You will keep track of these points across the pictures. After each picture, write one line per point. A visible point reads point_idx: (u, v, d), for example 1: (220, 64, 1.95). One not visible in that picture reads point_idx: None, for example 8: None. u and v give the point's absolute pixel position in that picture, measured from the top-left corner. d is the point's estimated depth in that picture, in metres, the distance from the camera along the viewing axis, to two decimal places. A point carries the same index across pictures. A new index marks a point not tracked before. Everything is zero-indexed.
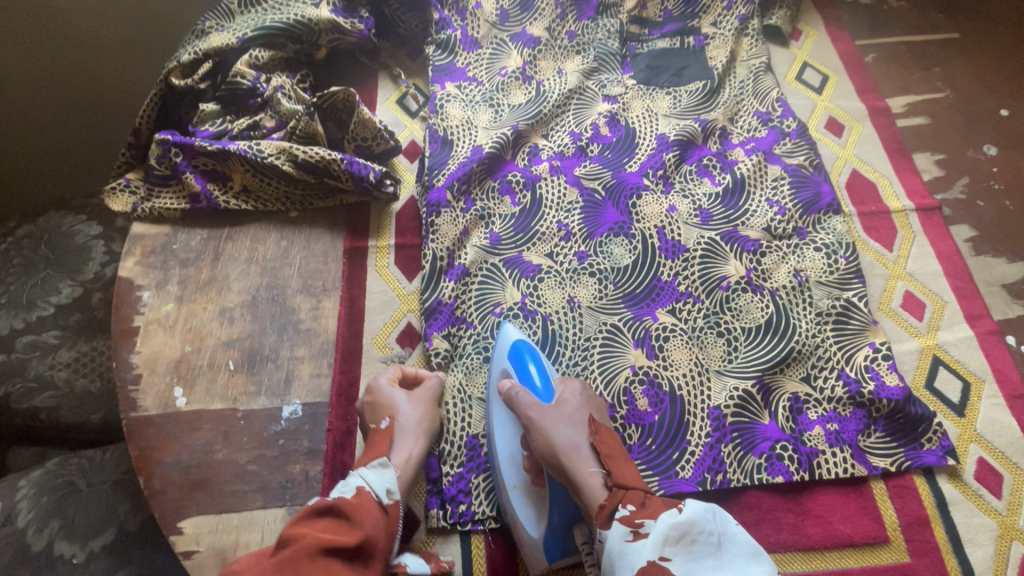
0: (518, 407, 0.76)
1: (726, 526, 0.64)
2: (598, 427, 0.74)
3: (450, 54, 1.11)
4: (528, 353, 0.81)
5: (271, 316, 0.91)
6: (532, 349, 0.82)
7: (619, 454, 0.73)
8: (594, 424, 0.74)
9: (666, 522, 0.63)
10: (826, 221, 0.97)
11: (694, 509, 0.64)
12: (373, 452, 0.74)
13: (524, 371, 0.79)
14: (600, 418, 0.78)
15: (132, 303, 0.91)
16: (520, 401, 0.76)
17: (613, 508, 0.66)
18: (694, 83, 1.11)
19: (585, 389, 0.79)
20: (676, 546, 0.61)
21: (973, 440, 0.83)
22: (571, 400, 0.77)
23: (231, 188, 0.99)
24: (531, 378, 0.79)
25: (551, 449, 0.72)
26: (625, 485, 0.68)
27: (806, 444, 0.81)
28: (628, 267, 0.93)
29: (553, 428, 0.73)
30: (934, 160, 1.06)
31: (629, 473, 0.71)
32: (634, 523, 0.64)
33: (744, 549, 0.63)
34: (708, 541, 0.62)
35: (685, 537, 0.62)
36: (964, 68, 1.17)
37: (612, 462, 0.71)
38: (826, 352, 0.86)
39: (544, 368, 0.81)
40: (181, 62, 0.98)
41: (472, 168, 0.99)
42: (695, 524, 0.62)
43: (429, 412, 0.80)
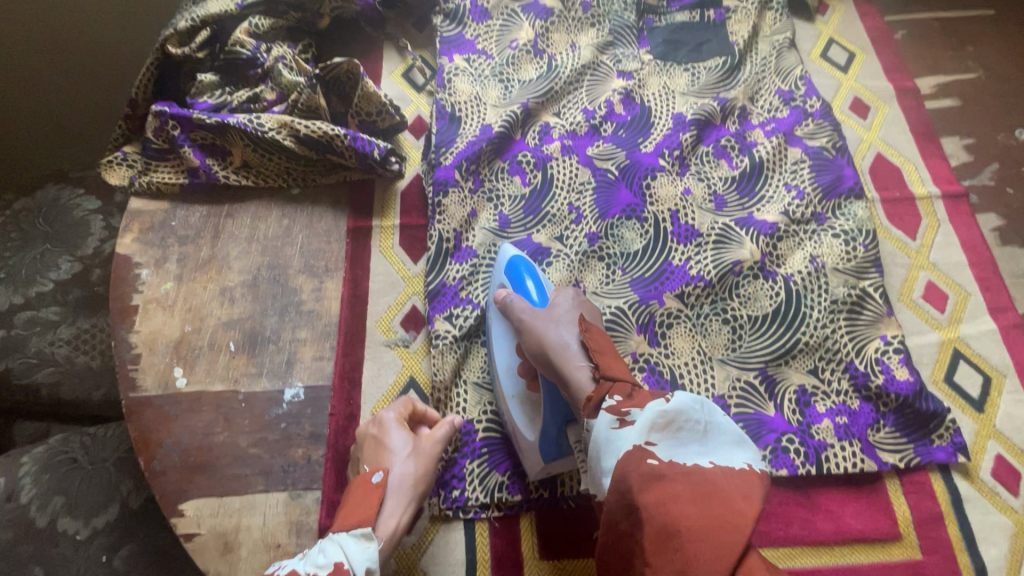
0: (513, 314, 0.76)
1: (713, 414, 0.59)
2: (588, 326, 0.72)
3: (458, 25, 1.06)
4: (525, 267, 0.81)
5: (272, 297, 0.89)
6: (529, 264, 0.82)
7: (611, 351, 0.70)
8: (585, 324, 0.72)
9: (652, 409, 0.58)
10: (847, 206, 0.93)
11: (681, 398, 0.59)
12: (356, 513, 0.66)
13: (521, 286, 0.79)
14: (593, 322, 0.76)
15: (130, 281, 0.88)
16: (513, 309, 0.76)
17: (600, 399, 0.63)
18: (713, 60, 1.06)
19: (580, 295, 0.79)
20: (661, 432, 0.56)
21: (991, 436, 0.80)
22: (563, 305, 0.76)
23: (230, 163, 0.95)
24: (527, 291, 0.79)
25: (541, 348, 0.71)
26: (614, 377, 0.65)
27: (813, 438, 0.78)
28: (638, 252, 0.91)
29: (545, 329, 0.72)
30: (963, 144, 1.02)
31: (620, 368, 0.67)
32: (620, 411, 0.60)
33: (729, 437, 0.58)
34: (694, 428, 0.57)
35: (671, 425, 0.57)
36: (999, 47, 1.11)
37: (601, 358, 0.68)
38: (836, 343, 0.83)
39: (541, 281, 0.81)
40: (177, 29, 0.94)
41: (481, 147, 0.95)
42: (682, 413, 0.57)
43: (428, 469, 0.72)
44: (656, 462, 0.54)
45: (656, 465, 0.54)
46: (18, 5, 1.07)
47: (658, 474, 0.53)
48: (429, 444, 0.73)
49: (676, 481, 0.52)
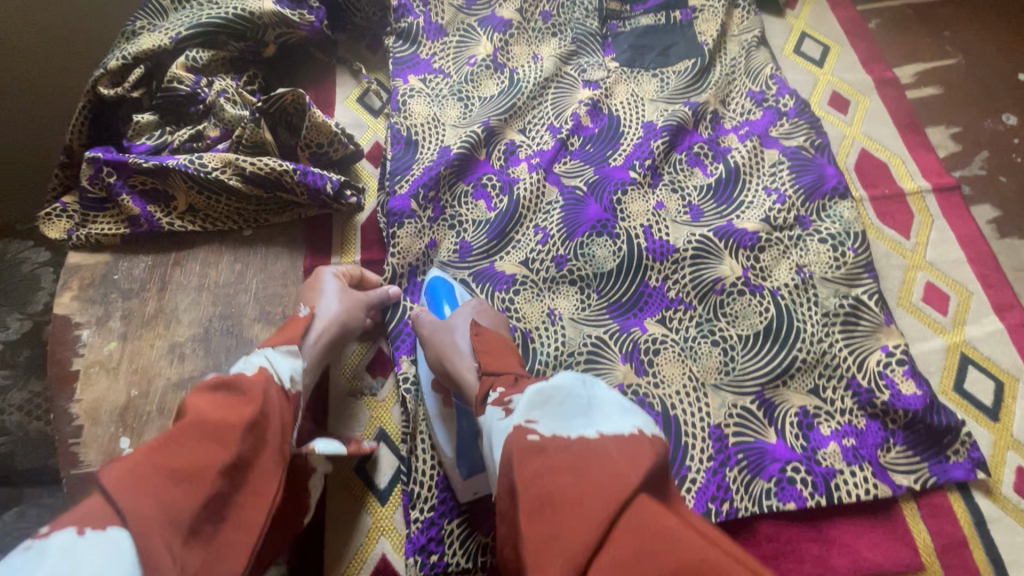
0: (419, 327, 0.74)
1: (595, 391, 0.55)
2: (480, 328, 0.68)
3: (412, 44, 1.00)
4: (443, 289, 0.81)
5: (226, 350, 0.82)
6: (448, 285, 0.81)
7: (501, 349, 0.65)
8: (478, 324, 0.69)
9: (529, 391, 0.54)
10: (831, 208, 0.87)
11: (563, 378, 0.56)
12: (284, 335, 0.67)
13: (437, 309, 0.79)
14: (496, 327, 0.72)
15: (70, 344, 0.81)
16: (419, 322, 0.74)
17: (485, 394, 0.60)
18: (682, 63, 1.01)
19: (482, 305, 0.75)
20: (539, 408, 0.52)
21: (1009, 447, 0.74)
22: (463, 312, 0.73)
23: (175, 207, 0.89)
24: (442, 313, 0.78)
25: (439, 355, 0.69)
26: (498, 369, 0.62)
27: (820, 464, 0.72)
28: (612, 272, 0.85)
29: (440, 340, 0.71)
30: (949, 134, 0.97)
31: (511, 365, 0.63)
32: (504, 401, 0.56)
33: (615, 406, 0.53)
34: (575, 402, 0.53)
35: (550, 400, 0.53)
36: (977, 30, 1.07)
37: (486, 357, 0.64)
38: (835, 358, 0.77)
39: (459, 301, 0.79)
40: (107, 68, 0.87)
41: (439, 171, 0.89)
42: (561, 389, 0.54)
43: (356, 316, 0.76)
44: (536, 437, 0.49)
45: (537, 439, 0.49)
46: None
47: (539, 448, 0.48)
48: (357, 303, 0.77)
49: (556, 453, 0.47)
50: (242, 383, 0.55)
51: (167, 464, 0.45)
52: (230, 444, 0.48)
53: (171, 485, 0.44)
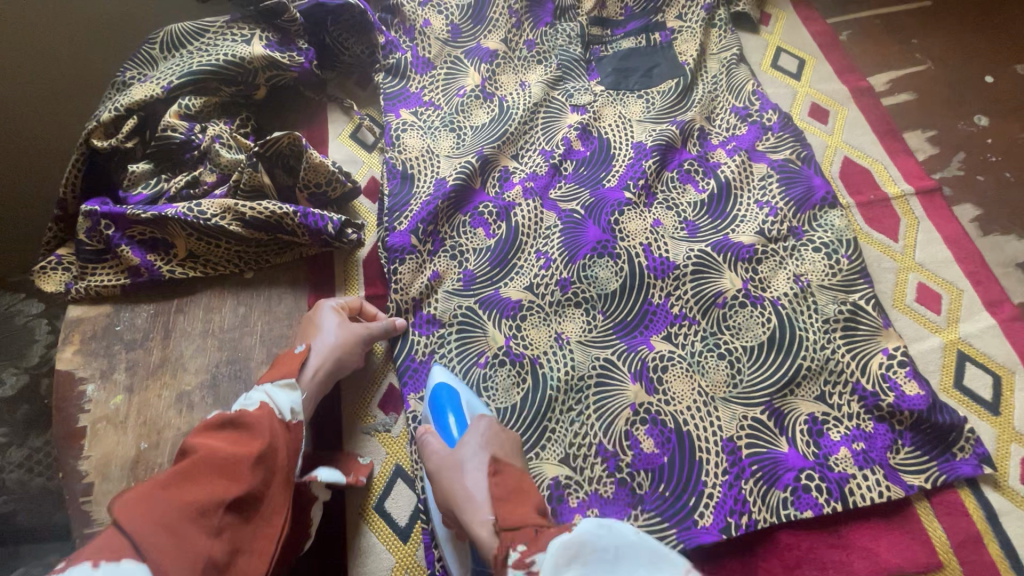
0: (425, 456, 0.69)
1: (623, 536, 0.54)
2: (500, 465, 0.64)
3: (401, 80, 1.02)
4: (446, 398, 0.75)
5: (235, 396, 0.81)
6: (452, 394, 0.75)
7: (524, 492, 0.62)
8: (490, 462, 0.65)
9: (553, 546, 0.52)
10: (822, 217, 0.90)
11: (585, 526, 0.54)
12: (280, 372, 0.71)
13: (443, 423, 0.73)
14: (511, 456, 0.67)
15: (75, 400, 0.80)
16: (426, 447, 0.69)
17: (504, 555, 0.54)
18: (665, 83, 1.04)
19: (494, 425, 0.69)
20: (566, 568, 0.50)
21: (1012, 440, 0.76)
22: (471, 440, 0.67)
23: (174, 254, 0.88)
24: (448, 429, 0.72)
25: (447, 498, 0.64)
26: (515, 524, 0.57)
27: (833, 470, 0.73)
28: (616, 293, 0.86)
29: (451, 480, 0.65)
30: (926, 138, 1.00)
31: (524, 512, 0.59)
32: (525, 563, 0.52)
33: (643, 556, 0.52)
34: (604, 556, 0.52)
35: (576, 558, 0.51)
36: (942, 37, 1.11)
37: (507, 505, 0.60)
38: (839, 364, 0.79)
39: (467, 415, 0.73)
40: (100, 121, 0.87)
41: (438, 205, 0.90)
42: (586, 544, 0.52)
43: (351, 351, 0.77)
44: None
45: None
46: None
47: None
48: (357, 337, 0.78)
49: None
50: (250, 420, 0.60)
51: (182, 497, 0.50)
52: (242, 477, 0.54)
53: (193, 520, 0.49)
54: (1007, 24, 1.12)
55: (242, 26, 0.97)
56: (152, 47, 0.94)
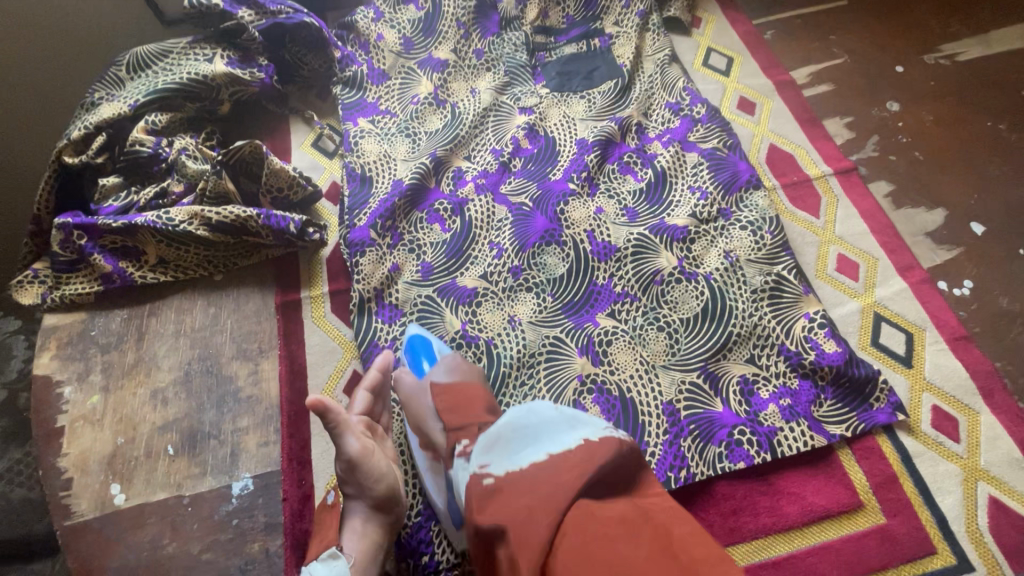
0: (398, 387, 0.78)
1: (541, 413, 0.58)
2: (442, 387, 0.71)
3: (358, 90, 1.09)
4: (421, 345, 0.83)
5: (208, 390, 0.86)
6: (426, 341, 0.83)
7: (466, 401, 0.68)
8: (441, 383, 0.72)
9: (480, 437, 0.59)
10: (748, 198, 0.98)
11: (511, 412, 0.60)
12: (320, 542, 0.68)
13: (416, 365, 0.80)
14: (469, 380, 0.73)
15: (53, 403, 0.84)
16: (400, 382, 0.78)
17: (454, 447, 0.64)
18: (605, 84, 1.12)
19: (457, 358, 0.77)
20: (491, 450, 0.57)
21: (924, 389, 0.84)
22: (435, 372, 0.74)
23: (146, 261, 0.93)
24: (422, 369, 0.80)
25: (417, 419, 0.75)
26: (461, 423, 0.65)
27: (763, 425, 0.80)
28: (564, 276, 0.93)
29: (417, 401, 0.75)
30: (844, 123, 1.10)
31: (473, 412, 0.67)
32: (468, 454, 0.61)
33: (563, 424, 0.57)
34: (524, 431, 0.57)
35: (498, 439, 0.58)
36: (857, 33, 1.22)
37: (451, 414, 0.67)
38: (765, 328, 0.86)
39: (437, 354, 0.82)
40: (71, 139, 0.93)
41: (394, 202, 0.97)
42: (509, 425, 0.58)
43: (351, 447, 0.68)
44: (490, 480, 0.54)
45: (489, 482, 0.54)
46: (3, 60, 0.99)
47: (493, 490, 0.53)
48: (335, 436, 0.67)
49: (505, 489, 0.52)
50: None
51: None
52: None
53: None
54: (914, 19, 1.23)
55: (203, 46, 1.03)
56: (119, 69, 1.00)
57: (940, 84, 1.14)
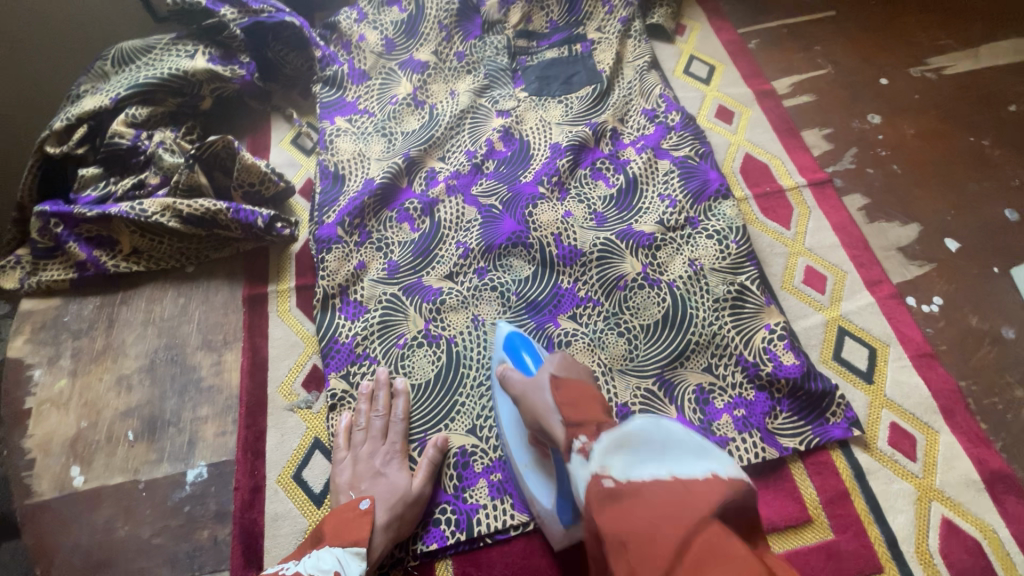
0: (506, 386, 0.76)
1: (669, 432, 0.59)
2: (560, 382, 0.70)
3: (338, 89, 1.11)
4: (521, 343, 0.83)
5: (171, 378, 0.88)
6: (526, 340, 0.84)
7: (588, 401, 0.67)
8: (560, 377, 0.71)
9: (604, 436, 0.60)
10: (716, 207, 0.97)
11: (636, 422, 0.61)
12: (347, 535, 0.69)
13: (518, 361, 0.81)
14: (581, 378, 0.72)
15: (22, 385, 0.88)
16: (508, 381, 0.75)
17: (569, 444, 0.63)
18: (584, 89, 1.13)
19: (567, 358, 0.75)
20: (617, 454, 0.58)
21: (883, 406, 0.83)
22: (546, 368, 0.73)
23: (119, 251, 0.95)
24: (526, 366, 0.80)
25: (534, 416, 0.70)
26: (580, 423, 0.64)
27: (715, 434, 0.80)
28: (528, 278, 0.94)
29: (531, 400, 0.71)
30: (822, 135, 1.09)
31: (593, 415, 0.66)
32: (587, 448, 0.60)
33: (690, 451, 0.58)
34: (650, 446, 0.58)
35: (625, 446, 0.58)
36: (843, 44, 1.20)
37: (571, 410, 0.66)
38: (724, 338, 0.86)
39: (539, 353, 0.82)
40: (53, 129, 0.96)
41: (364, 201, 0.98)
42: (637, 435, 0.59)
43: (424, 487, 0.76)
44: (611, 482, 0.55)
45: (612, 485, 0.55)
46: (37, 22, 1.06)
47: (615, 494, 0.54)
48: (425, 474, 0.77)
49: (632, 498, 0.53)
50: None
51: None
52: None
53: None
54: (904, 30, 1.21)
55: (186, 42, 1.05)
56: (104, 63, 1.03)
57: (924, 98, 1.12)
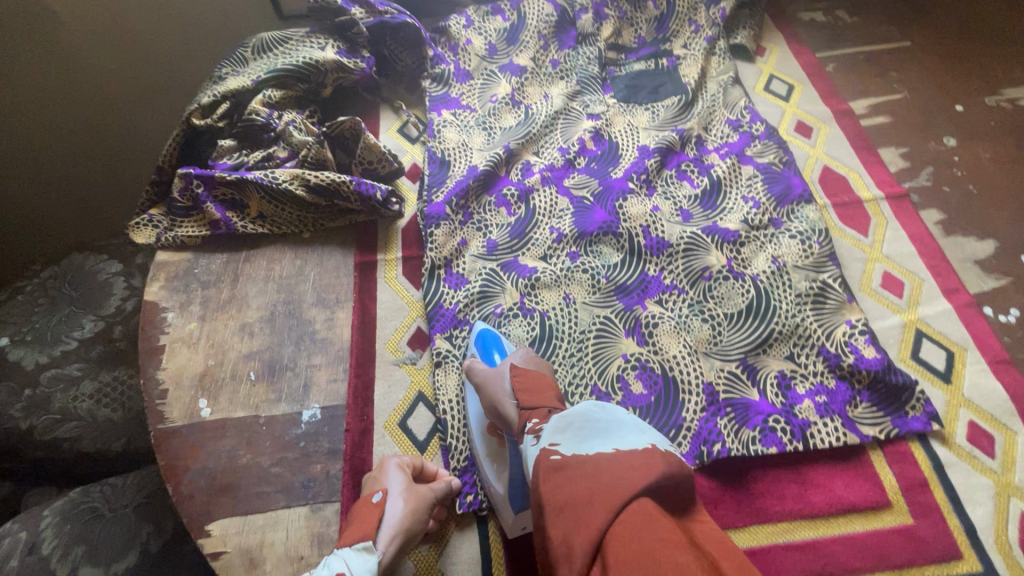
0: (471, 374, 0.83)
1: (615, 415, 0.64)
2: (519, 369, 0.78)
3: (444, 85, 1.21)
4: (491, 340, 0.90)
5: (289, 329, 0.96)
6: (496, 336, 0.90)
7: (539, 385, 0.75)
8: (518, 367, 0.79)
9: (554, 418, 0.65)
10: (799, 211, 1.03)
11: (585, 405, 0.65)
12: (358, 527, 0.71)
13: (487, 357, 0.87)
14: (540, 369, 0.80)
15: (157, 324, 0.96)
16: (472, 370, 0.83)
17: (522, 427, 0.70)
18: (669, 99, 1.21)
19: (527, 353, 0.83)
20: (563, 432, 0.62)
21: (961, 405, 0.86)
22: (509, 359, 0.82)
23: (247, 214, 1.06)
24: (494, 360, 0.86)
25: (490, 401, 0.79)
26: (534, 407, 0.71)
27: (797, 416, 0.84)
28: (618, 264, 1.00)
29: (494, 386, 0.79)
30: (899, 153, 1.14)
31: (545, 400, 0.72)
32: (537, 430, 0.67)
33: (633, 428, 0.61)
34: (595, 425, 0.62)
35: (571, 425, 0.63)
36: (919, 72, 1.27)
37: (525, 394, 0.73)
38: (807, 330, 0.91)
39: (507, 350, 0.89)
40: (200, 103, 1.07)
41: (469, 184, 1.07)
42: (582, 415, 0.64)
43: (420, 509, 0.75)
44: (558, 456, 0.59)
45: (557, 458, 0.58)
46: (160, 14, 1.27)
47: (561, 465, 0.57)
48: (419, 493, 0.76)
49: (575, 468, 0.56)
50: None
51: None
52: None
53: None
54: (978, 63, 1.27)
55: (318, 36, 1.18)
56: (245, 50, 1.15)
57: (999, 125, 1.17)
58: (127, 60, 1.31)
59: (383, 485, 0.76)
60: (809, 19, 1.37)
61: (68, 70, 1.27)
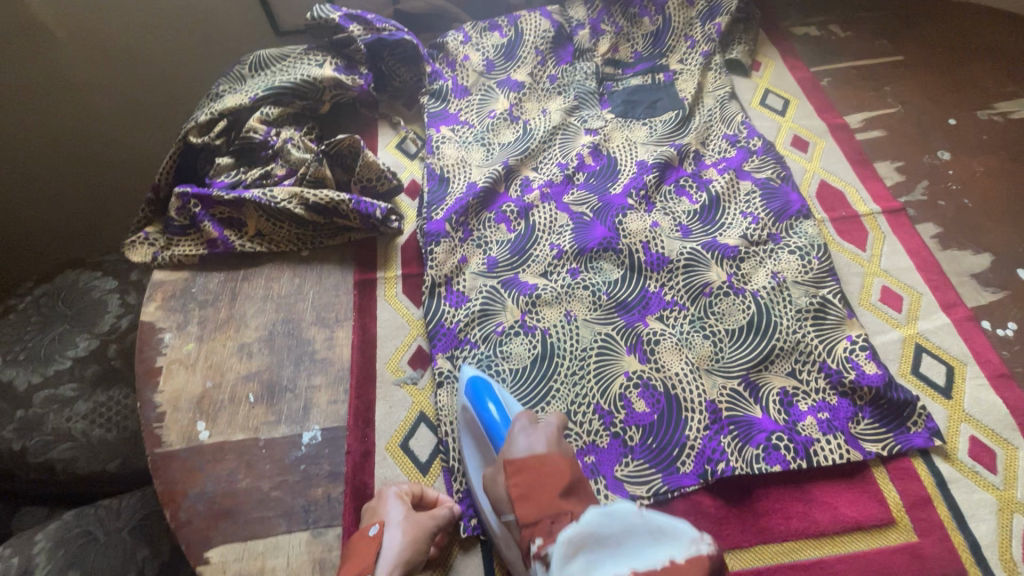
0: None
1: (625, 520, 0.56)
2: (516, 466, 0.63)
3: (443, 101, 1.22)
4: (483, 388, 0.84)
5: (288, 349, 0.95)
6: (487, 383, 0.85)
7: (540, 488, 0.61)
8: (514, 460, 0.65)
9: (559, 541, 0.55)
10: (797, 226, 1.04)
11: (590, 515, 0.56)
12: (356, 563, 0.70)
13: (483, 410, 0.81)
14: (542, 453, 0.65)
15: (154, 345, 0.95)
16: None
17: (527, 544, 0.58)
18: (667, 114, 1.21)
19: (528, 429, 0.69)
20: (574, 565, 0.53)
21: (963, 420, 0.87)
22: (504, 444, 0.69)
23: (246, 232, 1.05)
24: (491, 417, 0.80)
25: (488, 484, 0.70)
26: (535, 521, 0.59)
27: (800, 434, 0.84)
28: (618, 280, 1.00)
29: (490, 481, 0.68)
30: (894, 167, 1.15)
31: (547, 505, 0.59)
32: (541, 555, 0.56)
33: (648, 536, 0.54)
34: (609, 545, 0.54)
35: (582, 550, 0.54)
36: (912, 86, 1.28)
37: (525, 503, 0.60)
38: (808, 346, 0.91)
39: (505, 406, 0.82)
40: (198, 121, 1.07)
41: (468, 202, 1.07)
42: (591, 533, 0.55)
43: (420, 539, 0.74)
44: None
45: None
46: (155, 25, 1.25)
47: None
48: (418, 522, 0.75)
49: None
50: None
51: None
52: None
53: None
54: (970, 76, 1.29)
55: (316, 53, 1.18)
56: (243, 67, 1.15)
57: (991, 139, 1.19)
58: (123, 73, 1.30)
59: (381, 516, 0.76)
60: (803, 33, 1.39)
61: (62, 83, 1.26)
